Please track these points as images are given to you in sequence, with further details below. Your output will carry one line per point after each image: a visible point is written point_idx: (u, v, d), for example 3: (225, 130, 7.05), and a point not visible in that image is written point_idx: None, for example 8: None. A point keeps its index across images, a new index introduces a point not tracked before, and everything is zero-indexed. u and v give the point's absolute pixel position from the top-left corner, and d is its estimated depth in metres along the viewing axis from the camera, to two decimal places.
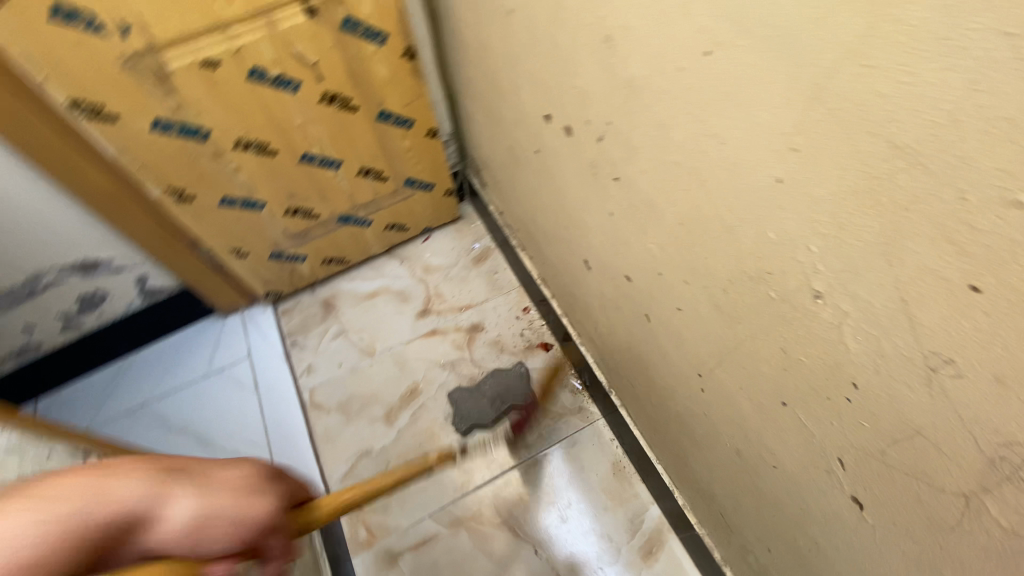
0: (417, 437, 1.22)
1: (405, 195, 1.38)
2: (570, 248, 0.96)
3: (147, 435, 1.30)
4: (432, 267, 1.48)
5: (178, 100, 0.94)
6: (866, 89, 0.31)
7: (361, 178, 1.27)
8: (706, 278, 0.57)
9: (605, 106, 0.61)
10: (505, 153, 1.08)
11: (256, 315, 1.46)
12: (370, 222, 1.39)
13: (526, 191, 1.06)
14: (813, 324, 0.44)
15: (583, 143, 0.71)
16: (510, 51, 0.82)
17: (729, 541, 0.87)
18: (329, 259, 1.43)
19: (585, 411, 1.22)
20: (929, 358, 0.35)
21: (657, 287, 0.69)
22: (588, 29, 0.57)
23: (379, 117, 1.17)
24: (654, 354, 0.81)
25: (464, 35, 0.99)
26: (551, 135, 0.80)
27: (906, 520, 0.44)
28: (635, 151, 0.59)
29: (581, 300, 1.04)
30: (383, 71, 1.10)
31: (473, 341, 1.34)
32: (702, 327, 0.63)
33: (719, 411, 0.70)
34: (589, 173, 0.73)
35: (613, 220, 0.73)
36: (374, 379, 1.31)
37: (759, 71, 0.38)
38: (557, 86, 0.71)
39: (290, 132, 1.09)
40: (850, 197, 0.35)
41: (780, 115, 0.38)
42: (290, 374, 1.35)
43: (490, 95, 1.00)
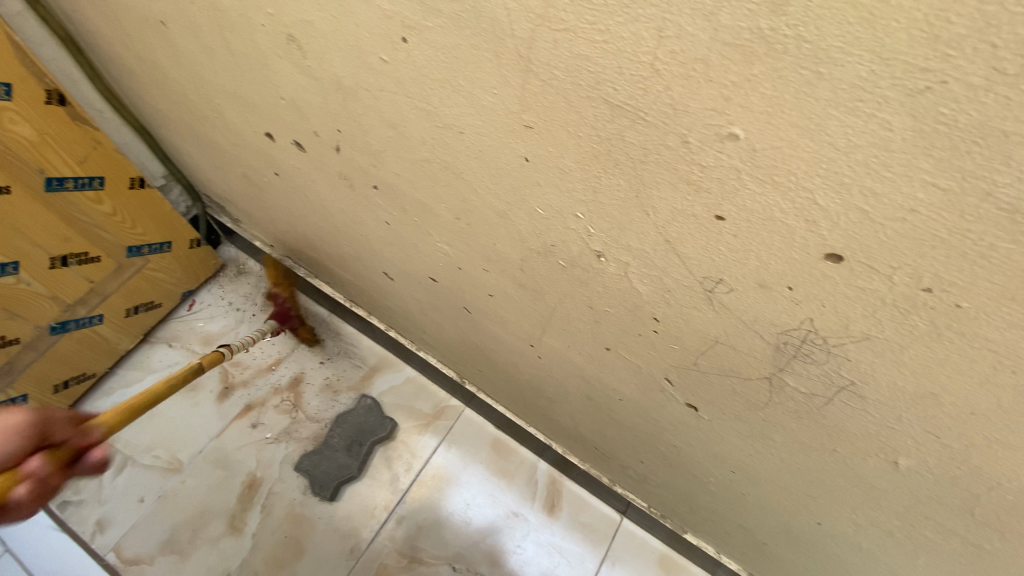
0: (280, 529, 1.05)
1: (135, 267, 1.09)
2: (360, 264, 0.86)
3: None
4: (215, 336, 1.24)
5: None
6: (568, 53, 0.29)
7: (60, 270, 0.96)
8: (500, 262, 0.54)
9: (325, 112, 0.52)
10: (242, 182, 0.91)
11: None
12: (101, 315, 1.08)
13: (286, 219, 0.92)
14: (604, 279, 0.45)
15: (321, 157, 0.61)
16: (187, 70, 0.65)
17: (609, 467, 0.92)
18: (64, 383, 1.08)
19: (447, 410, 1.18)
20: (704, 282, 0.37)
21: (461, 279, 0.65)
22: (264, 29, 0.47)
23: (49, 187, 0.87)
24: (485, 339, 0.79)
25: (121, 57, 0.77)
26: (283, 155, 0.68)
27: (733, 409, 0.49)
28: (379, 154, 0.52)
29: (396, 309, 0.97)
30: (27, 129, 0.81)
31: (300, 396, 1.18)
32: (516, 305, 0.62)
33: (559, 369, 0.69)
34: (343, 186, 0.64)
35: (392, 228, 0.66)
36: (196, 494, 1.07)
37: (464, 53, 0.34)
38: (262, 100, 0.59)
39: None
40: (593, 161, 0.34)
41: (502, 94, 0.34)
42: (74, 547, 1.02)
43: (189, 122, 0.81)
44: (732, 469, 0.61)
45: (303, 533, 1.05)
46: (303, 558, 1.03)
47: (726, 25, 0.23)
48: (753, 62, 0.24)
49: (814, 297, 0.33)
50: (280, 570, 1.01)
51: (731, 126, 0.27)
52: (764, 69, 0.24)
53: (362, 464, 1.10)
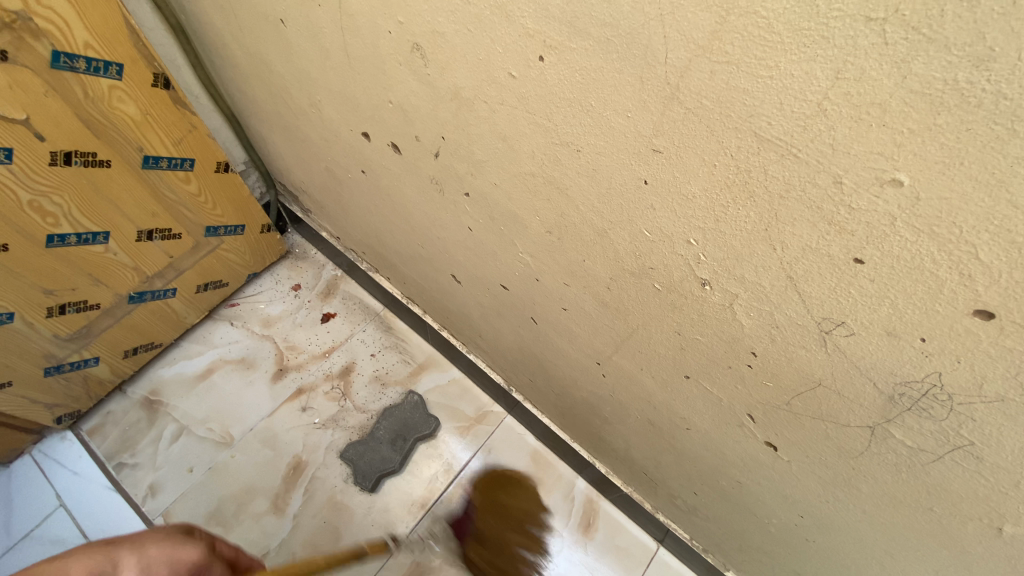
0: (321, 514, 1.07)
1: (210, 246, 1.15)
2: (429, 264, 0.88)
3: None
4: (273, 319, 1.29)
5: None
6: (723, 84, 0.29)
7: (145, 243, 1.01)
8: (586, 279, 0.54)
9: (432, 119, 0.54)
10: (322, 175, 0.95)
11: (54, 449, 1.11)
12: (175, 289, 1.13)
13: (361, 213, 0.94)
14: (703, 307, 0.44)
15: (416, 160, 0.63)
16: (295, 66, 0.68)
17: (656, 493, 0.90)
18: (133, 350, 1.14)
19: (490, 415, 1.19)
20: (822, 323, 0.37)
21: (537, 292, 0.66)
22: (390, 36, 0.48)
23: (145, 165, 0.92)
24: (546, 351, 0.78)
25: (228, 49, 0.82)
26: (375, 154, 0.70)
27: (819, 453, 0.48)
28: (480, 163, 0.53)
29: (456, 310, 0.98)
30: (132, 109, 0.86)
31: (349, 385, 1.21)
32: (590, 322, 0.61)
33: (624, 391, 0.68)
34: (433, 190, 0.66)
35: (474, 234, 0.67)
36: (242, 470, 1.11)
37: (604, 76, 0.34)
38: (368, 102, 0.61)
39: (20, 215, 0.80)
40: (723, 190, 0.34)
41: (637, 117, 0.35)
42: (130, 507, 1.07)
43: (283, 113, 0.85)
44: (800, 513, 0.59)
45: (342, 520, 1.07)
46: (339, 545, 1.05)
47: (916, 72, 0.23)
48: (941, 111, 0.23)
49: (949, 352, 0.31)
50: (316, 554, 1.03)
51: (896, 172, 0.26)
52: (950, 119, 0.23)
53: (404, 459, 1.12)
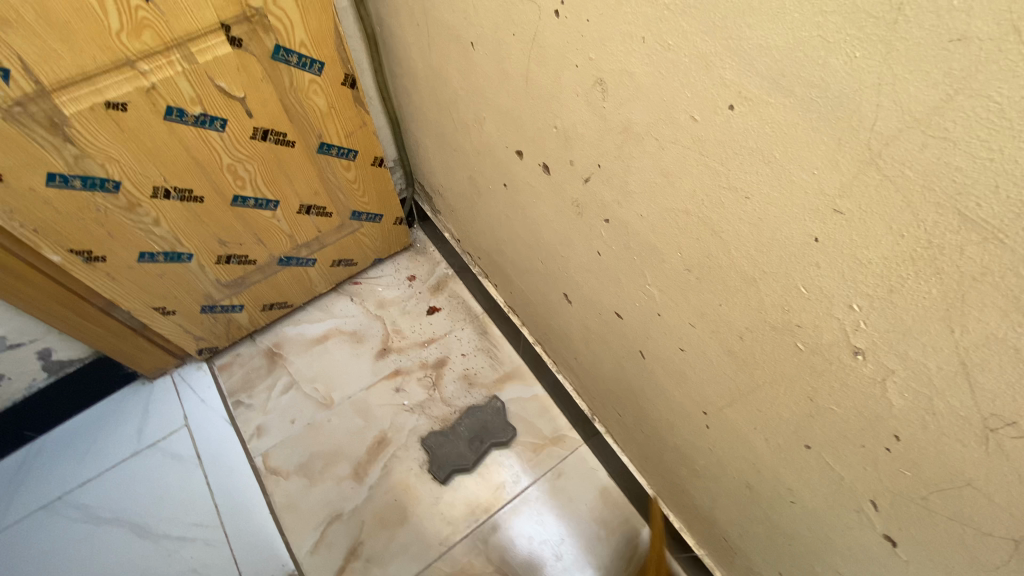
0: (393, 492, 1.14)
1: (351, 229, 1.28)
2: (546, 280, 0.92)
3: (64, 535, 1.10)
4: (386, 302, 1.40)
5: (78, 149, 0.80)
6: (933, 159, 0.29)
7: (302, 216, 1.15)
8: (715, 323, 0.54)
9: (594, 147, 0.57)
10: (463, 182, 1.03)
11: (189, 375, 1.29)
12: (314, 260, 1.27)
13: (491, 221, 1.01)
14: (848, 377, 0.43)
15: (564, 182, 0.67)
16: (470, 82, 0.76)
17: (732, 562, 0.85)
18: (270, 306, 1.29)
19: (566, 439, 1.19)
20: (988, 419, 0.35)
21: (655, 327, 0.66)
22: (575, 69, 0.53)
23: (320, 150, 1.06)
24: (647, 388, 0.78)
25: (410, 60, 0.92)
26: (523, 170, 0.75)
27: (947, 558, 0.45)
28: (632, 194, 0.55)
29: (558, 329, 1.00)
30: (321, 101, 0.99)
31: (441, 377, 1.28)
32: (707, 368, 0.60)
33: (726, 447, 0.66)
34: (572, 212, 0.69)
35: (603, 259, 0.69)
36: (335, 433, 1.21)
37: (796, 133, 0.35)
38: (532, 124, 0.66)
39: (217, 174, 0.96)
40: (906, 263, 0.34)
41: (822, 176, 0.35)
42: (237, 440, 1.20)
43: (443, 121, 0.94)
44: None
45: (410, 503, 1.13)
46: (404, 526, 1.10)
47: None
48: None
49: None
50: (382, 528, 1.10)
51: None
52: None
53: (477, 459, 1.16)
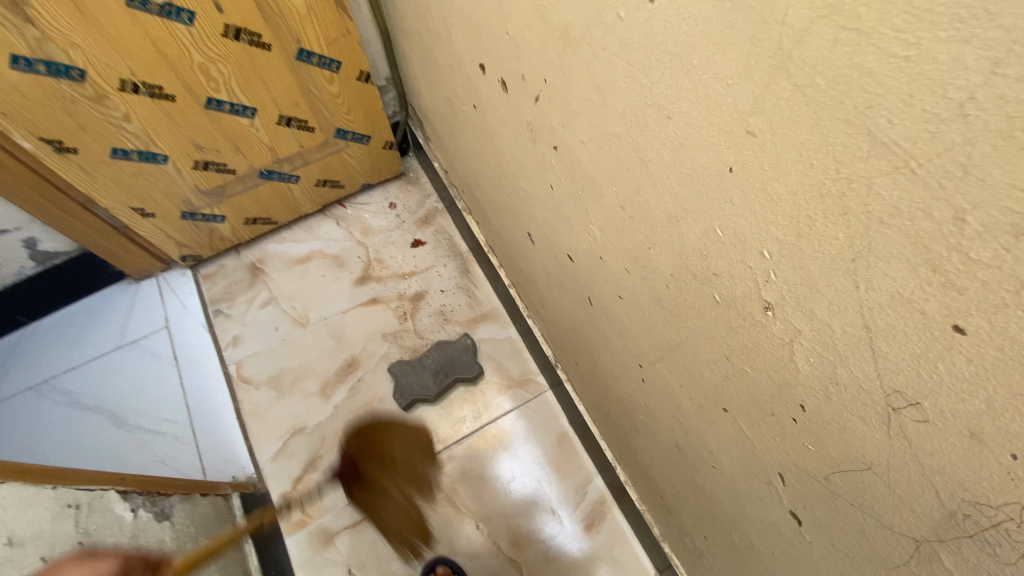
0: (356, 414, 1.17)
1: (337, 147, 1.24)
2: (514, 217, 0.87)
3: (47, 415, 1.16)
4: (371, 230, 1.39)
5: (37, 31, 0.77)
6: (842, 60, 0.23)
7: (282, 128, 1.11)
8: (647, 270, 0.49)
9: (540, 58, 0.51)
10: (444, 104, 0.96)
11: (174, 281, 1.31)
12: (298, 177, 1.24)
13: (468, 149, 0.95)
14: (761, 336, 0.38)
15: (519, 102, 0.61)
16: None
17: (668, 521, 0.84)
18: (253, 220, 1.28)
19: (532, 384, 1.18)
20: (890, 396, 0.29)
21: (599, 272, 0.62)
22: None
23: (299, 57, 1.01)
24: (596, 338, 0.74)
25: None
26: (487, 90, 0.69)
27: (848, 548, 0.40)
28: (573, 115, 0.49)
29: (527, 271, 0.96)
30: (299, 2, 0.93)
31: (416, 310, 1.29)
32: (642, 319, 0.56)
33: (660, 404, 0.63)
34: (528, 139, 0.63)
35: (554, 193, 0.64)
36: (308, 350, 1.24)
37: (713, 30, 0.29)
38: (490, 32, 0.59)
39: (188, 73, 0.92)
40: (815, 199, 0.28)
41: (737, 87, 0.29)
42: (214, 347, 1.24)
43: (422, 33, 0.87)
44: None
45: (371, 426, 1.16)
46: (363, 446, 1.14)
47: None
48: None
49: None
50: (341, 446, 1.14)
51: None
52: None
53: (440, 393, 1.16)
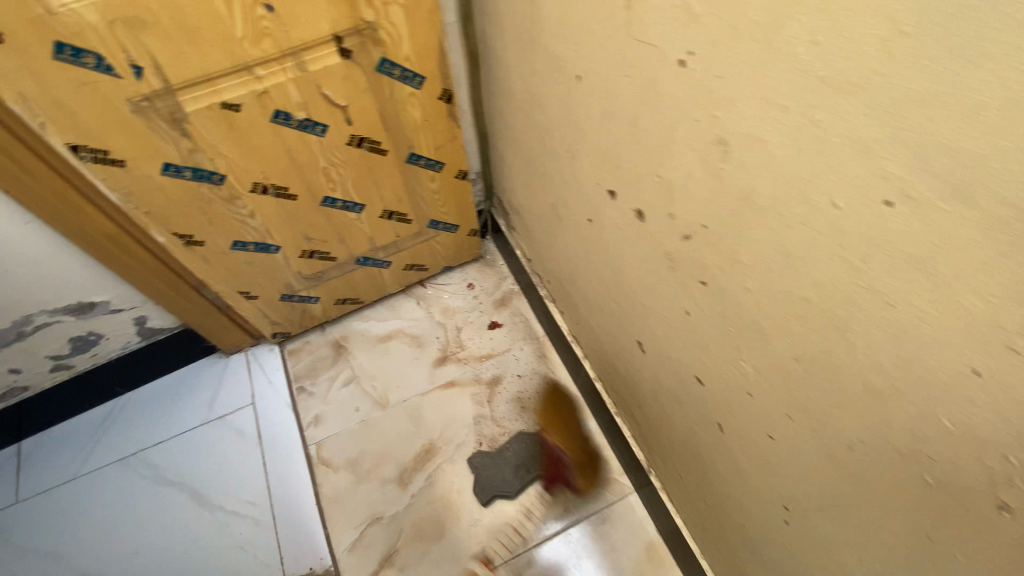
0: (434, 505, 1.15)
1: (427, 236, 1.30)
2: (620, 324, 0.87)
3: (137, 491, 1.19)
4: (450, 311, 1.41)
5: (192, 143, 0.84)
6: None
7: (383, 221, 1.18)
8: (821, 425, 0.48)
9: (700, 206, 0.52)
10: (547, 208, 1.00)
11: (262, 356, 1.35)
12: (389, 262, 1.30)
13: (570, 251, 0.97)
14: (990, 533, 0.36)
15: (658, 234, 0.62)
16: (570, 115, 0.72)
17: None
18: (342, 301, 1.33)
19: (615, 484, 1.14)
20: None
21: (741, 405, 0.60)
22: (694, 124, 0.48)
23: (409, 160, 1.08)
24: (718, 462, 0.72)
25: (510, 81, 0.90)
26: (614, 212, 0.71)
27: None
28: (739, 265, 0.50)
29: (625, 373, 0.95)
30: (417, 114, 1.00)
31: (494, 396, 1.28)
32: (800, 465, 0.54)
33: (809, 552, 0.59)
34: (663, 266, 0.64)
35: (689, 320, 0.63)
36: (387, 434, 1.24)
37: (979, 249, 0.29)
38: (632, 169, 0.61)
39: (312, 175, 0.99)
40: None
41: (1006, 305, 0.29)
42: (296, 426, 1.25)
43: (535, 146, 0.91)
44: None
45: (449, 520, 1.13)
46: (440, 542, 1.11)
47: None
48: None
49: None
50: (418, 540, 1.11)
51: None
52: None
53: (521, 489, 1.14)
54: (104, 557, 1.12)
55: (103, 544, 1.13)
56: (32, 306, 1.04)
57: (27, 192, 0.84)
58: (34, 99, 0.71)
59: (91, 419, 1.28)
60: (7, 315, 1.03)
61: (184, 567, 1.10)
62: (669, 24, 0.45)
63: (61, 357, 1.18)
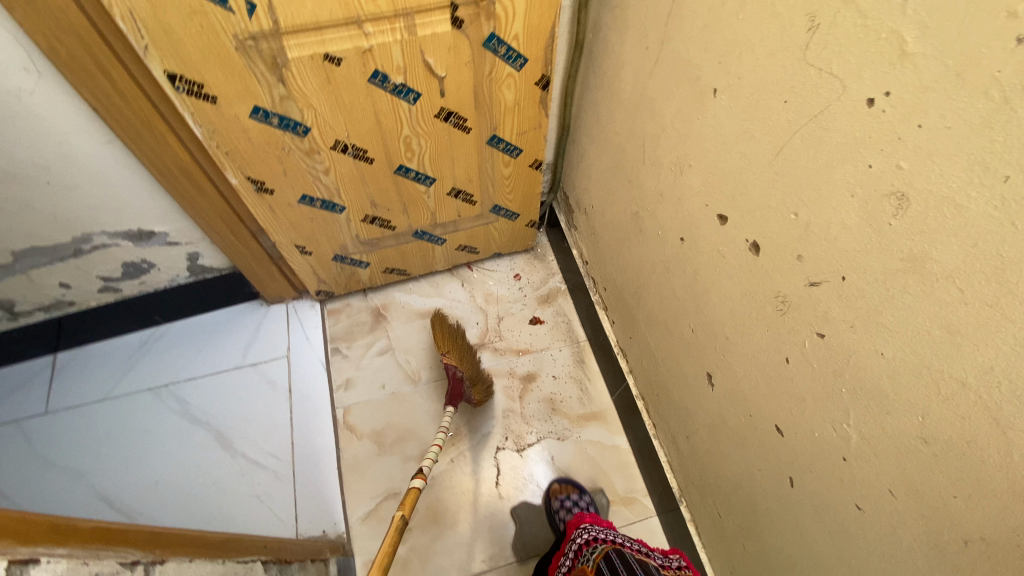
0: (453, 491, 1.14)
1: (488, 220, 1.27)
2: (688, 351, 0.84)
3: (162, 423, 1.20)
4: (494, 298, 1.39)
5: (286, 91, 0.82)
6: None
7: (450, 198, 1.15)
8: (933, 513, 0.45)
9: (843, 255, 0.48)
10: (627, 216, 0.96)
11: (301, 311, 1.34)
12: (444, 240, 1.28)
13: (644, 266, 0.94)
14: None
15: (773, 271, 0.58)
16: (693, 130, 0.68)
17: None
18: (390, 270, 1.31)
19: (637, 504, 1.12)
20: None
21: (828, 469, 0.57)
22: (865, 169, 0.44)
23: (490, 141, 1.04)
24: (778, 515, 0.69)
25: (619, 79, 0.86)
26: (719, 238, 0.67)
27: None
28: (878, 327, 0.46)
29: (678, 399, 0.92)
30: (510, 96, 0.97)
31: (527, 392, 1.25)
32: (891, 547, 0.51)
33: None
34: (768, 305, 0.61)
35: (787, 367, 0.60)
36: (415, 410, 1.22)
37: None
38: (759, 198, 0.58)
39: (393, 142, 0.97)
40: None
41: None
42: (326, 386, 1.25)
43: (632, 151, 0.88)
44: None
45: (466, 509, 1.12)
46: (455, 529, 1.10)
47: None
48: None
49: None
50: (434, 523, 1.10)
51: None
52: None
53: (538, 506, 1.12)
54: (123, 482, 1.12)
55: (124, 470, 1.14)
56: (94, 225, 1.04)
57: (114, 111, 0.82)
58: (142, 20, 0.68)
59: (128, 344, 1.29)
60: (68, 229, 1.03)
61: (199, 506, 1.10)
62: (866, 56, 0.41)
63: (111, 279, 1.17)
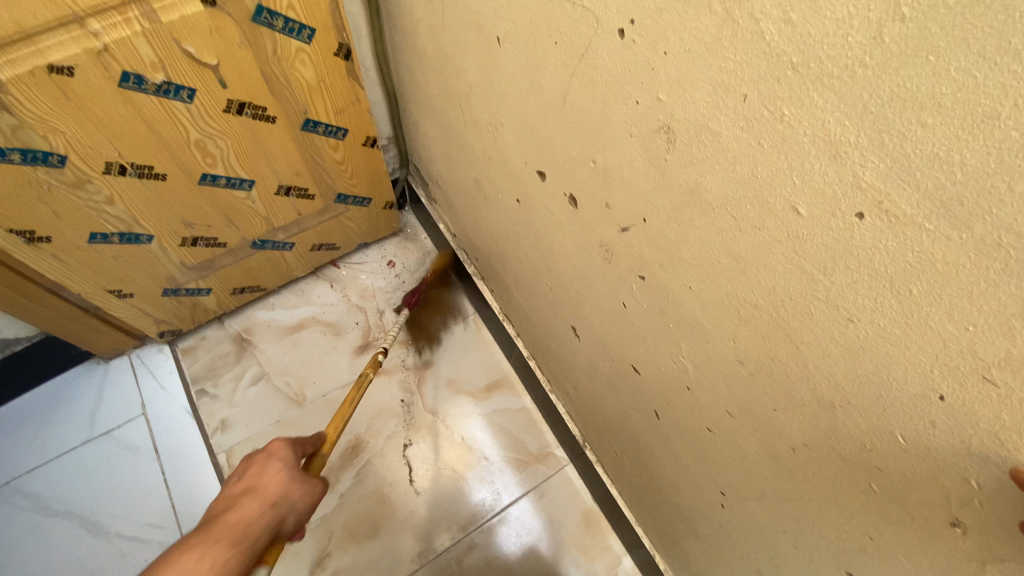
0: (367, 502, 1.08)
1: (336, 212, 1.16)
2: (552, 308, 0.82)
3: (3, 528, 1.01)
4: (369, 291, 1.30)
5: (11, 117, 0.65)
6: None
7: (281, 198, 1.03)
8: (763, 425, 0.47)
9: (640, 197, 0.46)
10: (470, 182, 0.91)
11: (149, 358, 1.18)
12: (293, 244, 1.16)
13: (497, 231, 0.90)
14: (934, 536, 0.36)
15: (592, 221, 0.56)
16: (493, 85, 0.63)
17: None
18: (240, 289, 1.18)
19: (551, 458, 1.13)
20: None
21: (680, 399, 0.59)
22: (633, 106, 0.42)
23: (305, 127, 0.93)
24: (655, 446, 0.71)
25: (419, 36, 0.78)
26: (543, 194, 0.64)
27: None
28: (682, 263, 0.46)
29: (559, 354, 0.91)
30: (310, 73, 0.85)
31: (424, 380, 1.21)
32: (743, 461, 0.53)
33: (744, 534, 0.60)
34: (597, 256, 0.59)
35: (626, 312, 0.60)
36: (307, 431, 1.13)
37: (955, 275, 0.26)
38: (561, 148, 0.55)
39: (183, 151, 0.83)
40: None
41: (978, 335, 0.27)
42: (199, 434, 1.12)
43: (453, 113, 0.81)
44: None
45: (384, 514, 1.07)
46: (377, 539, 1.05)
47: None
48: None
49: None
50: (353, 540, 1.05)
51: None
52: None
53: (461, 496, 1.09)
54: None
55: None
56: None
57: None
58: None
59: None
60: None
61: None
62: None
63: None
